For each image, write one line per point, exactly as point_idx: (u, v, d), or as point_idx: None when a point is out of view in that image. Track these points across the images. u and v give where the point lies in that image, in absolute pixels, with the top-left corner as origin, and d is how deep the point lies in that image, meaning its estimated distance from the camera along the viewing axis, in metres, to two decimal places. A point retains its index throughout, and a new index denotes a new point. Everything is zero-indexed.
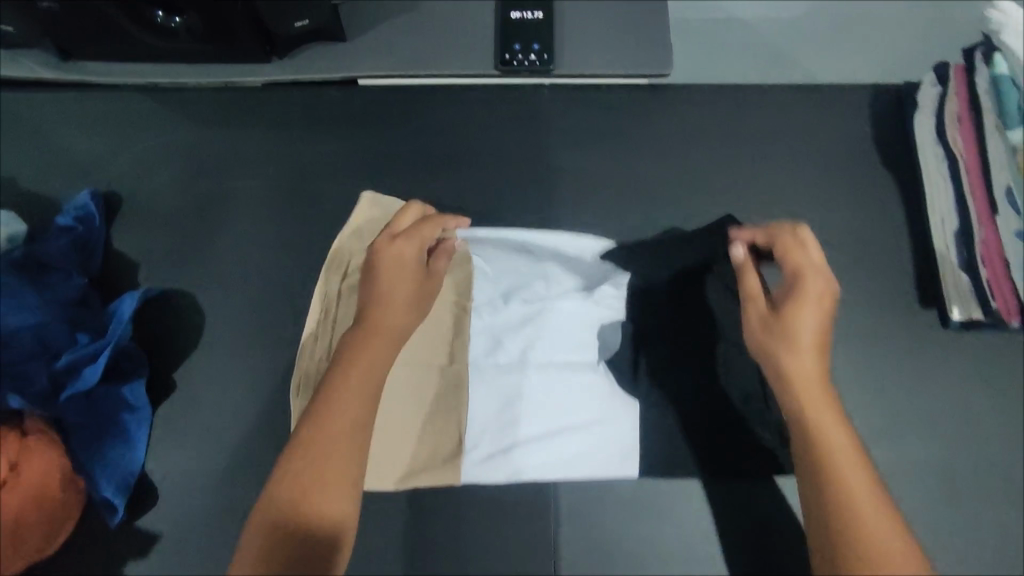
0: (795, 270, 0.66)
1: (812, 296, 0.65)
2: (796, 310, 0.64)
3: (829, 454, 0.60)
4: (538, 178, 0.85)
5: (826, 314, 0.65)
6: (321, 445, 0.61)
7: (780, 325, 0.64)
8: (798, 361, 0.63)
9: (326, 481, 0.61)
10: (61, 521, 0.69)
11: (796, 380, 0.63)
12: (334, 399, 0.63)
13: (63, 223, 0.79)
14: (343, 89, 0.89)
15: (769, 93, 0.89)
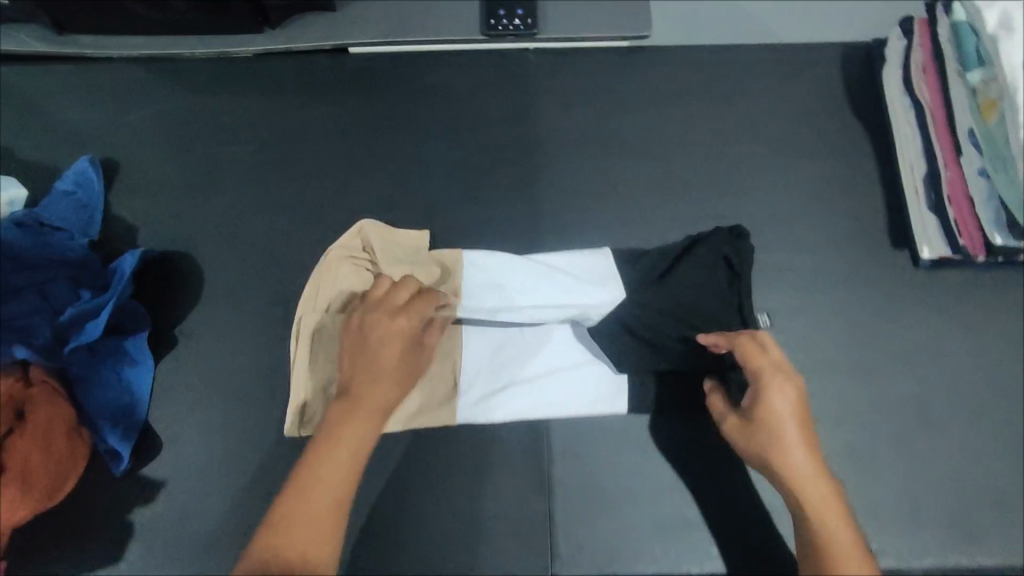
0: (755, 372, 0.64)
1: (776, 389, 0.62)
2: (768, 403, 0.62)
3: (828, 541, 0.57)
4: (525, 137, 0.88)
5: (796, 399, 0.62)
6: (311, 496, 0.60)
7: (756, 430, 0.63)
8: (785, 466, 0.61)
9: (308, 540, 0.58)
10: (72, 467, 0.70)
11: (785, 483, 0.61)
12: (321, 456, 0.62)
13: (64, 187, 0.81)
14: (333, 57, 0.91)
15: (746, 52, 0.92)
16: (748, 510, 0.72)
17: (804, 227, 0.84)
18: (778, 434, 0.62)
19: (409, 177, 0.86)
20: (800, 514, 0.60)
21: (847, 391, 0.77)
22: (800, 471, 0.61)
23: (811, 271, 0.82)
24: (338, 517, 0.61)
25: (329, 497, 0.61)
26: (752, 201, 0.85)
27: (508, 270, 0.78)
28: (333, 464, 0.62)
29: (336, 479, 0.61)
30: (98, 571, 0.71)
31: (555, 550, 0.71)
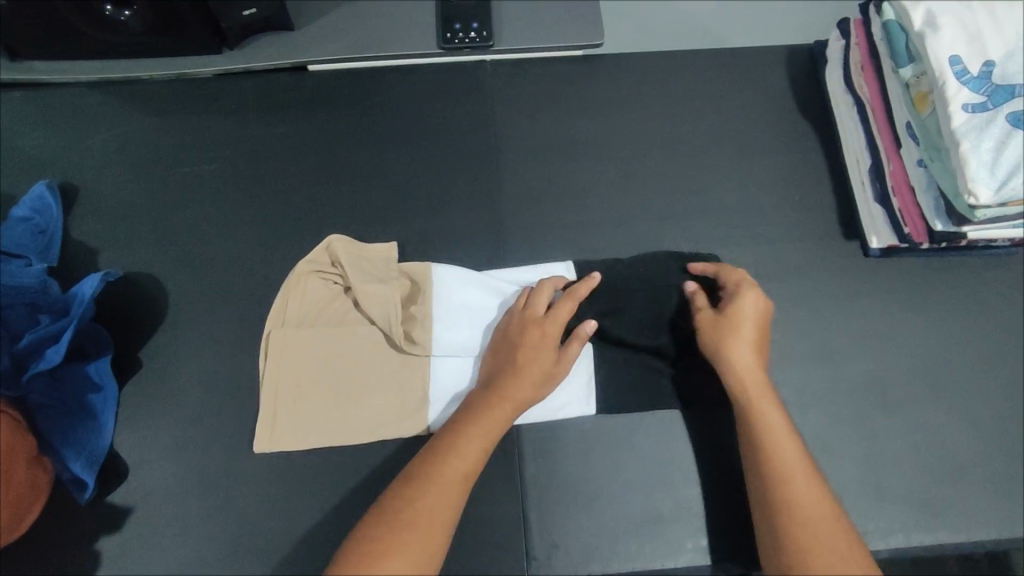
0: (737, 284, 0.73)
1: (752, 297, 0.72)
2: (748, 304, 0.71)
3: (779, 450, 0.64)
4: (485, 145, 0.89)
5: (765, 314, 0.72)
6: (431, 501, 0.61)
7: (732, 321, 0.71)
8: (739, 356, 0.70)
9: (431, 516, 0.60)
10: (33, 496, 0.69)
11: (739, 372, 0.69)
12: (450, 461, 0.64)
13: (21, 214, 0.81)
14: (293, 75, 0.93)
15: (695, 57, 0.95)
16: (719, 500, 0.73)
17: (761, 222, 0.86)
18: (757, 331, 0.71)
19: (374, 189, 0.87)
20: (750, 428, 0.67)
21: (810, 378, 0.79)
22: (756, 367, 0.69)
23: (769, 264, 0.84)
24: (451, 515, 0.62)
25: (450, 505, 0.62)
26: (711, 199, 0.87)
27: (474, 286, 0.79)
28: (458, 471, 0.64)
29: (455, 489, 0.63)
30: None
31: (532, 551, 0.71)
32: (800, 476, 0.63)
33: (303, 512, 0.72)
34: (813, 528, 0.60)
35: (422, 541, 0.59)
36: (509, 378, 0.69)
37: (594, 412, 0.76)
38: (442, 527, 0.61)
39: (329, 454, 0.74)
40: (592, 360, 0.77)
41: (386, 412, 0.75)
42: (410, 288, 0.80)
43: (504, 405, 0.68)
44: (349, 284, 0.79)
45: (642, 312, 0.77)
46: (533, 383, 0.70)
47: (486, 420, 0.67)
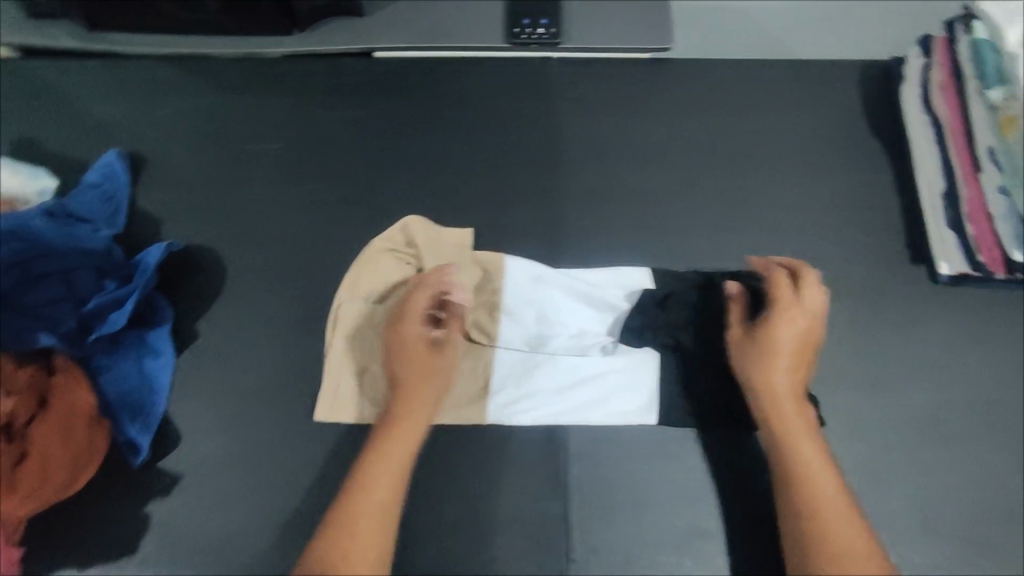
0: (772, 302, 0.71)
1: (790, 314, 0.71)
2: (780, 329, 0.70)
3: (807, 477, 0.66)
4: (546, 143, 0.89)
5: (797, 334, 0.70)
6: (370, 505, 0.65)
7: (763, 344, 0.70)
8: (767, 379, 0.70)
9: (371, 504, 0.65)
10: (87, 459, 0.70)
11: (761, 394, 0.70)
12: (377, 468, 0.67)
13: (92, 180, 0.84)
14: (360, 60, 0.93)
15: (764, 67, 0.93)
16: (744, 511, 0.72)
17: (824, 240, 0.84)
18: (767, 347, 0.70)
19: (433, 179, 0.87)
20: (777, 451, 0.68)
21: (867, 403, 0.77)
22: (783, 389, 0.70)
23: (831, 284, 0.82)
24: (392, 503, 0.66)
25: (387, 505, 0.66)
26: (773, 213, 0.86)
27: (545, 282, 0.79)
28: (390, 476, 0.67)
29: (390, 490, 0.66)
30: (111, 565, 0.69)
31: (571, 553, 0.71)
32: (825, 504, 0.64)
33: None
34: (832, 541, 0.62)
35: (372, 532, 0.64)
36: (416, 388, 0.72)
37: (655, 423, 0.75)
38: (388, 516, 0.65)
39: None
40: (659, 369, 0.77)
41: (447, 398, 0.76)
42: (483, 277, 0.80)
43: (423, 410, 0.71)
44: (423, 265, 0.80)
45: (712, 325, 0.77)
46: (433, 392, 0.72)
47: (405, 426, 0.70)
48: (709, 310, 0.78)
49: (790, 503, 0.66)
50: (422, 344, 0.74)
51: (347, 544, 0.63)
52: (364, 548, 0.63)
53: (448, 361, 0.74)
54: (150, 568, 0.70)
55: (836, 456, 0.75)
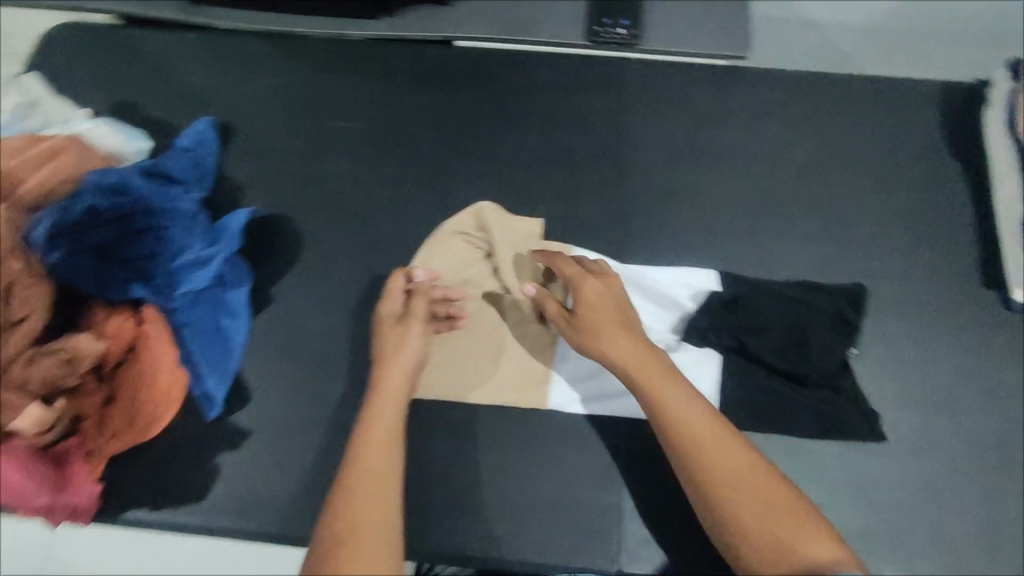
0: (571, 276, 0.74)
1: (576, 280, 0.73)
2: (585, 294, 0.72)
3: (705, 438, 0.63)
4: (620, 140, 0.90)
5: (604, 300, 0.71)
6: (372, 466, 0.63)
7: (584, 313, 0.71)
8: (607, 345, 0.69)
9: (373, 466, 0.64)
10: (165, 408, 0.72)
11: (618, 363, 0.68)
12: (372, 433, 0.66)
13: (184, 144, 0.86)
14: (442, 48, 0.96)
15: (843, 80, 0.93)
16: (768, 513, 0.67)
17: (894, 257, 0.84)
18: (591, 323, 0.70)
19: (506, 167, 0.89)
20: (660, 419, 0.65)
21: (929, 423, 0.76)
22: (626, 354, 0.68)
23: (899, 301, 0.82)
24: (391, 465, 0.64)
25: (386, 466, 0.64)
26: (843, 226, 0.86)
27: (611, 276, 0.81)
28: (383, 440, 0.66)
29: (388, 452, 0.65)
30: (181, 510, 0.73)
31: (622, 542, 0.72)
32: (733, 463, 0.62)
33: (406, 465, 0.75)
34: (743, 490, 0.61)
35: (374, 497, 0.61)
36: (383, 362, 0.71)
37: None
38: (391, 478, 0.63)
39: (436, 413, 0.77)
40: (721, 371, 0.77)
41: (509, 381, 0.78)
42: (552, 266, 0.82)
43: (396, 378, 0.70)
44: (491, 250, 0.83)
45: (776, 332, 0.78)
46: (401, 362, 0.71)
47: (385, 393, 0.69)
48: (772, 317, 0.78)
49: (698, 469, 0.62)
50: (397, 322, 0.74)
51: (354, 511, 0.60)
52: (369, 512, 0.60)
53: (412, 334, 0.72)
54: (217, 516, 0.73)
55: (893, 472, 0.75)
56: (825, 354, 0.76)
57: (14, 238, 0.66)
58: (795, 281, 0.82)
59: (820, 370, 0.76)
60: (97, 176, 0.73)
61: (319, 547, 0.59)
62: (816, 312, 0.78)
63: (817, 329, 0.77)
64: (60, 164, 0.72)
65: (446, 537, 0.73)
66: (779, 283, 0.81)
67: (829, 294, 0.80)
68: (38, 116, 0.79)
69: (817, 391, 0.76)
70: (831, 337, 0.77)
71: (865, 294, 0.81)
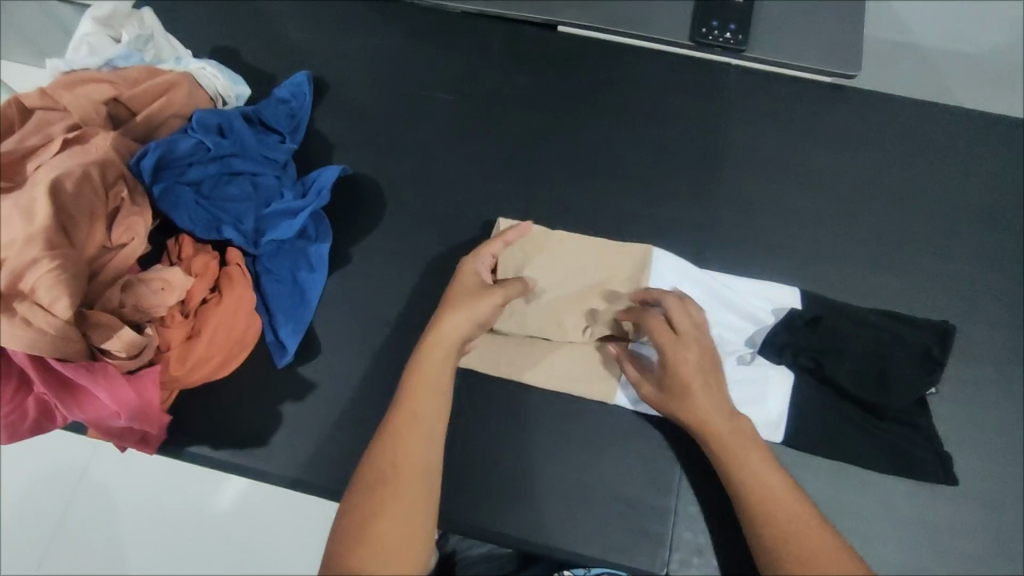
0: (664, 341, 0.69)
1: (670, 346, 0.68)
2: (680, 368, 0.68)
3: (767, 488, 0.64)
4: (712, 145, 0.89)
5: (700, 371, 0.68)
6: (416, 411, 0.66)
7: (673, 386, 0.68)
8: (687, 406, 0.68)
9: (415, 409, 0.66)
10: (240, 349, 0.74)
11: (697, 423, 0.68)
12: (420, 380, 0.67)
13: (281, 95, 0.87)
14: (543, 31, 0.95)
15: (951, 112, 0.90)
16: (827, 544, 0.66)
17: (982, 302, 0.82)
18: (678, 386, 0.68)
19: (595, 158, 0.88)
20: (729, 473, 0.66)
21: (999, 475, 0.74)
22: (707, 416, 0.67)
23: (982, 347, 0.79)
24: (430, 410, 0.66)
25: (430, 414, 0.66)
26: (933, 263, 0.83)
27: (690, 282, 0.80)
28: (432, 389, 0.67)
29: (432, 401, 0.66)
30: (243, 452, 0.74)
31: (673, 548, 0.71)
32: (793, 510, 0.62)
33: (465, 440, 0.75)
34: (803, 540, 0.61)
35: (412, 440, 0.64)
36: (444, 312, 0.70)
37: (779, 441, 0.75)
38: (429, 423, 0.65)
39: (500, 392, 0.77)
40: (791, 389, 0.76)
41: (577, 372, 0.77)
42: (630, 264, 0.81)
43: (452, 331, 0.69)
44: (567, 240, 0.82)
45: (853, 361, 0.75)
46: (464, 317, 0.69)
47: (438, 343, 0.68)
48: (851, 345, 0.76)
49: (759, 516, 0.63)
50: (478, 284, 0.73)
51: (394, 450, 0.64)
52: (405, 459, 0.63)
53: (486, 303, 0.70)
54: (276, 463, 0.74)
55: (959, 517, 0.73)
56: (903, 389, 0.73)
57: (122, 164, 0.69)
58: (879, 311, 0.80)
59: (895, 405, 0.74)
60: (204, 114, 0.75)
61: (359, 479, 0.63)
62: (897, 345, 0.76)
63: (897, 363, 0.75)
64: (173, 103, 0.74)
65: (498, 517, 0.72)
66: (861, 310, 0.79)
67: (912, 329, 0.77)
68: (151, 49, 0.81)
69: (889, 423, 0.75)
70: (911, 374, 0.74)
71: (951, 332, 0.77)
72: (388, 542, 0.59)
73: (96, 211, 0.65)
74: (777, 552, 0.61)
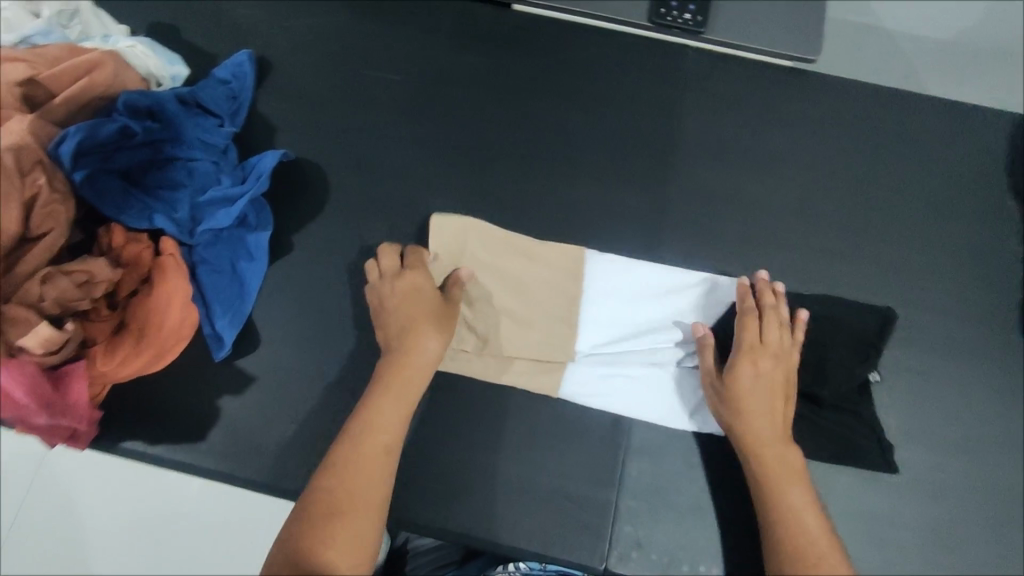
0: (759, 351, 0.72)
1: (764, 356, 0.72)
2: (765, 376, 0.71)
3: (800, 512, 0.67)
4: (668, 133, 0.86)
5: (779, 388, 0.71)
6: (379, 416, 0.69)
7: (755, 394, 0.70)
8: (758, 420, 0.70)
9: (384, 413, 0.69)
10: (176, 341, 0.71)
11: (759, 440, 0.69)
12: (386, 390, 0.70)
13: (221, 76, 0.84)
14: (497, 10, 0.92)
15: (909, 99, 0.88)
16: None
17: (933, 294, 0.81)
18: (757, 399, 0.70)
19: (547, 144, 0.85)
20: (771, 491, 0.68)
21: (942, 466, 0.75)
22: (774, 435, 0.70)
23: (931, 339, 0.79)
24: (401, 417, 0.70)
25: (391, 422, 0.69)
26: (887, 254, 0.82)
27: (627, 277, 0.79)
28: (398, 400, 0.70)
29: (395, 408, 0.70)
30: (178, 448, 0.72)
31: (613, 542, 0.71)
32: (813, 527, 0.66)
33: (408, 434, 0.74)
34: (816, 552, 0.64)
35: (378, 444, 0.68)
36: (419, 325, 0.72)
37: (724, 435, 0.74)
38: (394, 426, 0.69)
39: (443, 386, 0.75)
40: None
41: (520, 365, 0.76)
42: (573, 255, 0.79)
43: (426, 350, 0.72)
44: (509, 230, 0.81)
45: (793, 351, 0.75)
46: (443, 338, 0.73)
47: (416, 357, 0.72)
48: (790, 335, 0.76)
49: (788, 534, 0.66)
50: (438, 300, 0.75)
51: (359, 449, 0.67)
52: (370, 459, 0.67)
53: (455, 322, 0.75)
54: (212, 458, 0.72)
55: (899, 510, 0.73)
56: (840, 374, 0.75)
57: (41, 150, 0.65)
58: (814, 295, 0.79)
59: (835, 392, 0.74)
60: (132, 96, 0.72)
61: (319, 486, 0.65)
62: (832, 331, 0.76)
63: (834, 350, 0.76)
64: (94, 82, 0.70)
65: (440, 512, 0.72)
66: (799, 296, 0.79)
67: (847, 313, 0.78)
68: (76, 25, 0.77)
69: (833, 412, 0.75)
70: (850, 360, 0.75)
71: (887, 314, 0.78)
72: (346, 537, 0.63)
73: (10, 200, 0.61)
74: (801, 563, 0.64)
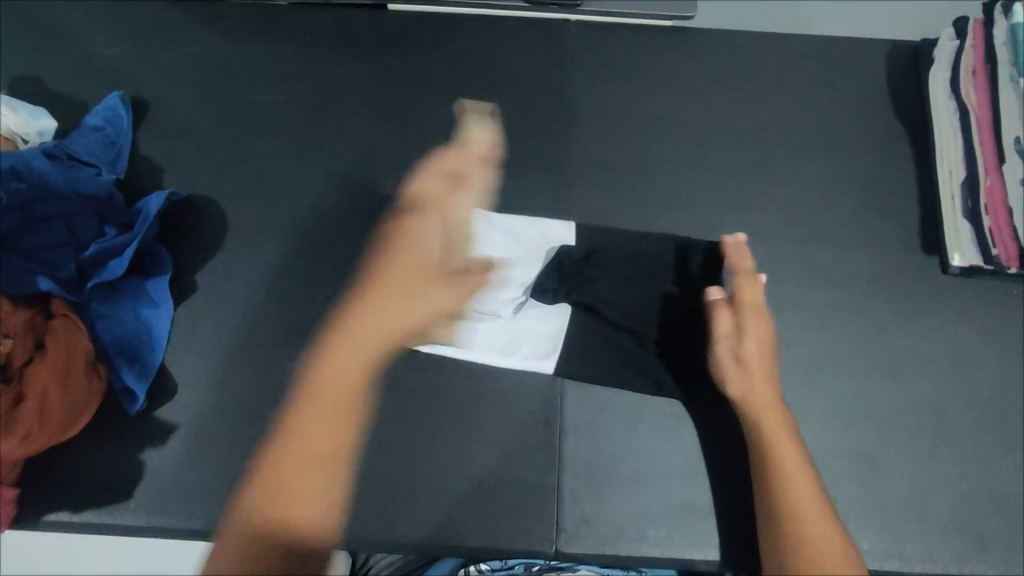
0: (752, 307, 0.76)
1: (756, 312, 0.75)
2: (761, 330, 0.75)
3: (789, 474, 0.66)
4: (559, 110, 0.86)
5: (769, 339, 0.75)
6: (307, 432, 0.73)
7: (758, 350, 0.74)
8: (755, 381, 0.72)
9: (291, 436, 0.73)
10: (87, 400, 0.71)
11: (748, 404, 0.71)
12: (303, 411, 0.74)
13: (93, 123, 0.81)
14: (372, 12, 0.90)
15: (788, 41, 0.90)
16: (716, 488, 0.73)
17: (838, 225, 0.82)
18: (755, 357, 0.73)
19: (439, 140, 0.84)
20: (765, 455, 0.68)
21: (865, 391, 0.77)
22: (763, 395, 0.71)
23: (840, 269, 0.81)
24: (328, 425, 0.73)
25: (314, 446, 0.72)
26: (788, 194, 0.83)
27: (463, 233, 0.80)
28: (319, 414, 0.73)
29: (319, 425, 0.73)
30: (107, 510, 0.70)
31: (561, 525, 0.71)
32: (801, 486, 0.66)
33: (337, 454, 0.72)
34: (803, 512, 0.64)
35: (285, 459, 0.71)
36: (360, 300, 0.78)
37: (653, 400, 0.75)
38: (319, 441, 0.72)
39: (369, 401, 0.74)
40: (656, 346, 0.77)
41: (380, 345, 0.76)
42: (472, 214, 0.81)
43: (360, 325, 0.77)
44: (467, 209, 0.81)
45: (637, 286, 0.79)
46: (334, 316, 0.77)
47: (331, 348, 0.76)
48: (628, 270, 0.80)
49: (781, 500, 0.65)
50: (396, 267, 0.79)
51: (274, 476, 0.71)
52: (270, 477, 0.71)
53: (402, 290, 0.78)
54: (142, 515, 0.70)
55: (830, 441, 0.75)
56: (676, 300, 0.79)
57: None
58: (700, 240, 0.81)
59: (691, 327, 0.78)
60: None
61: (238, 536, 0.67)
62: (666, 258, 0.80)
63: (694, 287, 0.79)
64: None
65: (384, 525, 0.71)
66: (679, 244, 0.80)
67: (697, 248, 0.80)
68: None
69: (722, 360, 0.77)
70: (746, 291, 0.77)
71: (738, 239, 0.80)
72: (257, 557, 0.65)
73: None
74: (797, 526, 0.64)
